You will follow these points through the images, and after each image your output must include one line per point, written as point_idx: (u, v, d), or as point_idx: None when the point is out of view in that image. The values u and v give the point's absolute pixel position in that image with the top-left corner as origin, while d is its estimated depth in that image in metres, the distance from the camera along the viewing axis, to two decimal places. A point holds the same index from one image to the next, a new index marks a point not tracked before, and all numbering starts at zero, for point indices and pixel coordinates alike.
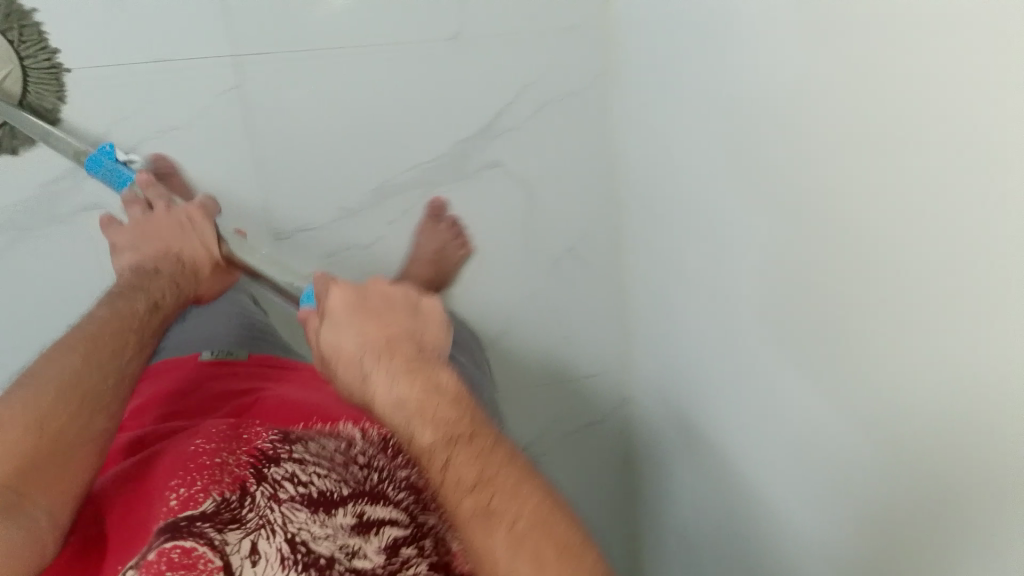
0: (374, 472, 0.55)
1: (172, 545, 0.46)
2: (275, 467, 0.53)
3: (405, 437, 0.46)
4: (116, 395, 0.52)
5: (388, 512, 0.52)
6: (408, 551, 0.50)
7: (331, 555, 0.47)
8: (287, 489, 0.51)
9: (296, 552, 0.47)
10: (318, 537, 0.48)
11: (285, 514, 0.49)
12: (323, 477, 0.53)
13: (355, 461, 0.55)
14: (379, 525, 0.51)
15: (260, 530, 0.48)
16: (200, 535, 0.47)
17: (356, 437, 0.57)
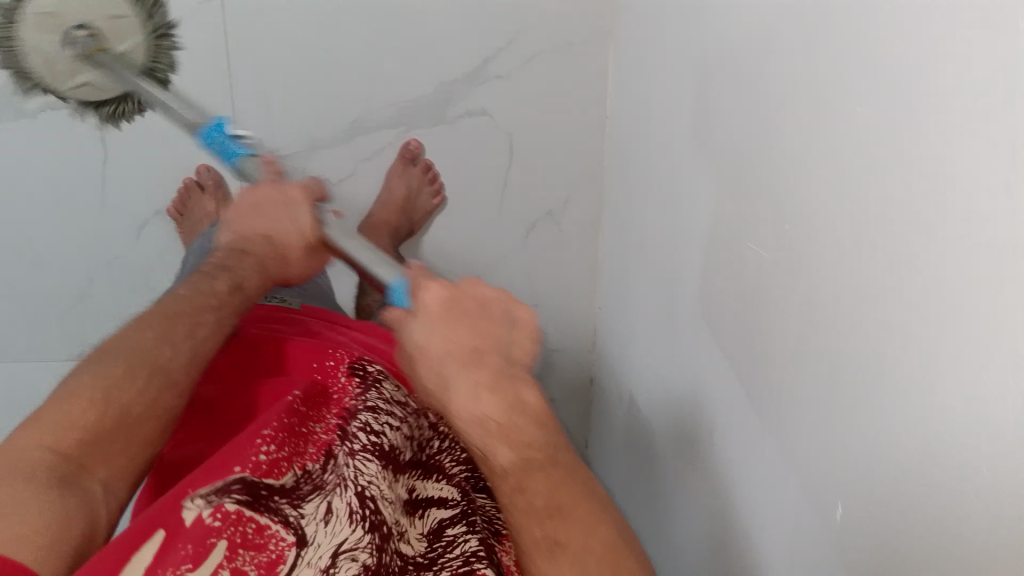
0: (433, 440, 0.57)
1: (248, 516, 0.43)
2: (355, 419, 0.52)
3: (418, 363, 0.43)
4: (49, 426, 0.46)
5: (439, 490, 0.54)
6: (452, 532, 0.52)
7: (394, 515, 0.47)
8: (361, 440, 0.50)
9: (365, 508, 0.46)
10: (384, 495, 0.48)
11: (357, 467, 0.48)
12: (394, 429, 0.52)
13: (424, 417, 0.57)
14: (425, 506, 0.53)
15: (338, 488, 0.47)
16: (277, 513, 0.44)
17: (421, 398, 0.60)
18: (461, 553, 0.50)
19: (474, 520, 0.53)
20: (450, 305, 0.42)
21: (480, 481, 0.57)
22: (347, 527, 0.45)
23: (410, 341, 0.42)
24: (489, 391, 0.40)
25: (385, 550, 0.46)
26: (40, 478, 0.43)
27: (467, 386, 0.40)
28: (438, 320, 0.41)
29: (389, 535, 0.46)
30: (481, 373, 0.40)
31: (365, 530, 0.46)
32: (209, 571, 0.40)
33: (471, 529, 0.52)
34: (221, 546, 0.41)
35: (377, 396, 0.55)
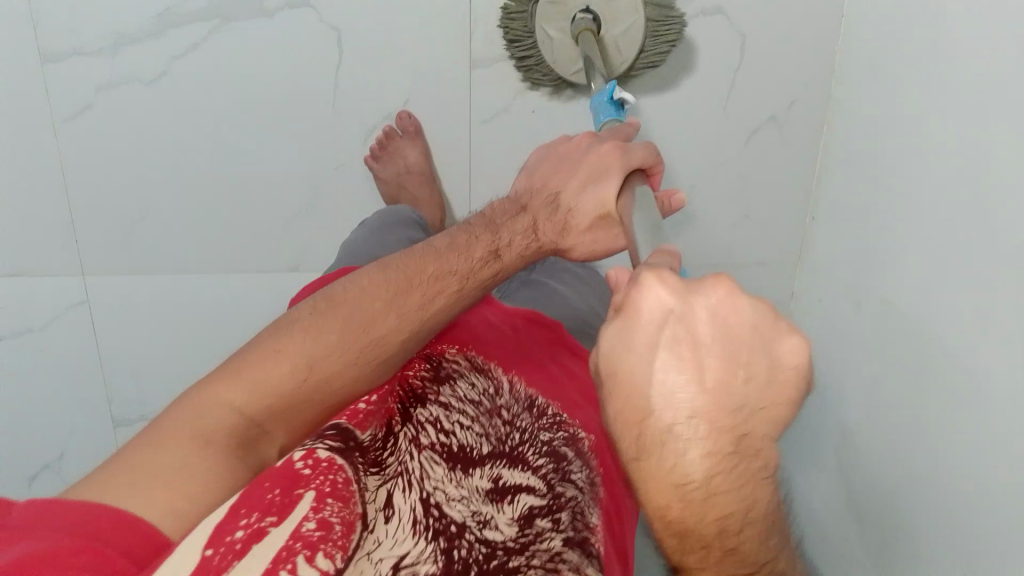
0: (516, 432, 0.49)
1: (326, 457, 0.41)
2: (421, 407, 0.48)
3: (626, 391, 0.36)
4: (295, 344, 0.47)
5: (525, 480, 0.46)
6: (540, 523, 0.44)
7: (463, 521, 0.42)
8: (429, 435, 0.47)
9: (430, 515, 0.42)
10: (453, 500, 0.43)
11: (423, 465, 0.45)
12: (467, 425, 0.48)
13: (501, 414, 0.50)
14: (514, 491, 0.45)
15: (398, 479, 0.44)
16: (352, 468, 0.42)
17: (505, 387, 0.52)
18: (549, 549, 0.42)
19: (562, 518, 0.44)
20: (700, 317, 0.35)
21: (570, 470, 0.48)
22: (410, 538, 0.41)
23: (633, 361, 0.35)
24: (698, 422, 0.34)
25: (454, 558, 0.41)
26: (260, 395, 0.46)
27: (663, 387, 0.34)
28: (694, 340, 0.34)
29: (459, 544, 0.41)
30: (703, 393, 0.34)
31: (429, 539, 0.41)
32: (291, 525, 0.37)
33: (557, 526, 0.44)
34: (307, 497, 0.39)
35: (450, 394, 0.50)
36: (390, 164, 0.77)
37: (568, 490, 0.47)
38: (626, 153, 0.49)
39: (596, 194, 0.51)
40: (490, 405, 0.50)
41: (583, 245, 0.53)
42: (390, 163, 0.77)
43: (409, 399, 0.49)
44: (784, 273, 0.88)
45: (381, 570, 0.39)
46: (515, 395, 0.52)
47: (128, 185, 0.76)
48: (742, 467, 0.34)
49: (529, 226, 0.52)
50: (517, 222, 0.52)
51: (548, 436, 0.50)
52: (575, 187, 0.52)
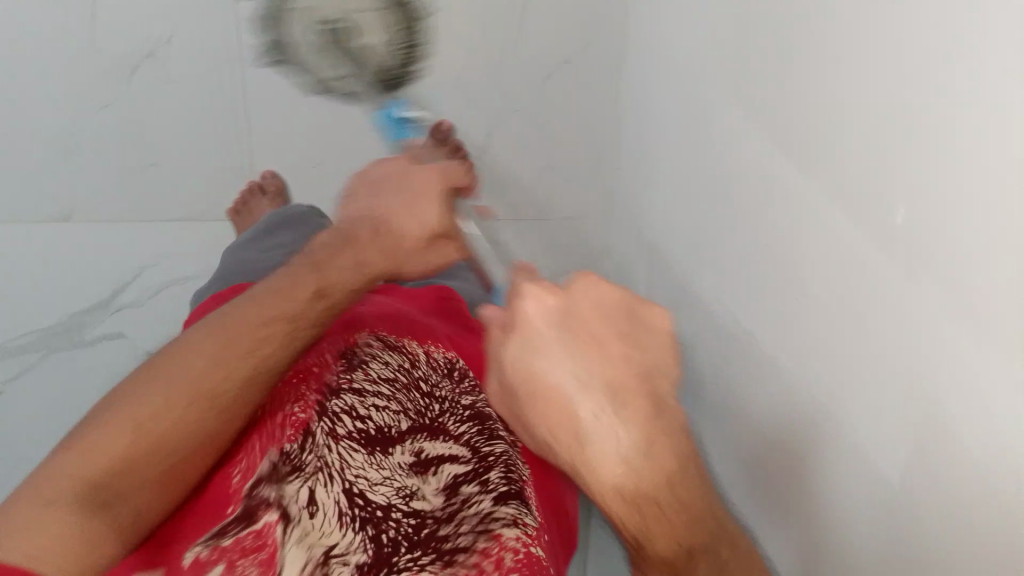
0: (436, 403, 0.53)
1: (245, 528, 0.42)
2: (335, 398, 0.48)
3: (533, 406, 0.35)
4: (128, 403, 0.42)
5: (448, 449, 0.50)
6: (468, 489, 0.47)
7: (388, 503, 0.45)
8: (346, 425, 0.47)
9: (355, 504, 0.44)
10: (375, 484, 0.45)
11: (342, 456, 0.46)
12: (383, 406, 0.49)
13: (417, 387, 0.53)
14: (437, 463, 0.49)
15: (318, 475, 0.44)
16: (257, 500, 0.42)
17: (420, 359, 0.55)
18: (479, 511, 0.46)
19: (490, 477, 0.48)
20: (584, 311, 0.35)
21: (491, 434, 0.51)
22: (337, 530, 0.43)
23: (535, 365, 0.35)
24: (608, 398, 0.33)
25: (383, 541, 0.43)
26: (123, 454, 0.40)
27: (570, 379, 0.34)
28: (594, 335, 0.35)
29: (386, 527, 0.44)
30: (602, 378, 0.34)
31: (356, 529, 0.43)
32: None
33: (485, 488, 0.47)
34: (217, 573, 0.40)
35: (363, 377, 0.51)
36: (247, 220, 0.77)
37: (496, 447, 0.51)
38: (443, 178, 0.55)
39: (419, 218, 0.54)
40: (405, 379, 0.53)
41: (419, 265, 0.56)
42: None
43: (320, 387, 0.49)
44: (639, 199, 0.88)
45: (312, 554, 0.42)
46: (431, 374, 0.55)
47: None
48: (662, 420, 0.34)
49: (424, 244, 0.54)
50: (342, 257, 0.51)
51: (469, 400, 0.54)
52: (404, 208, 0.54)
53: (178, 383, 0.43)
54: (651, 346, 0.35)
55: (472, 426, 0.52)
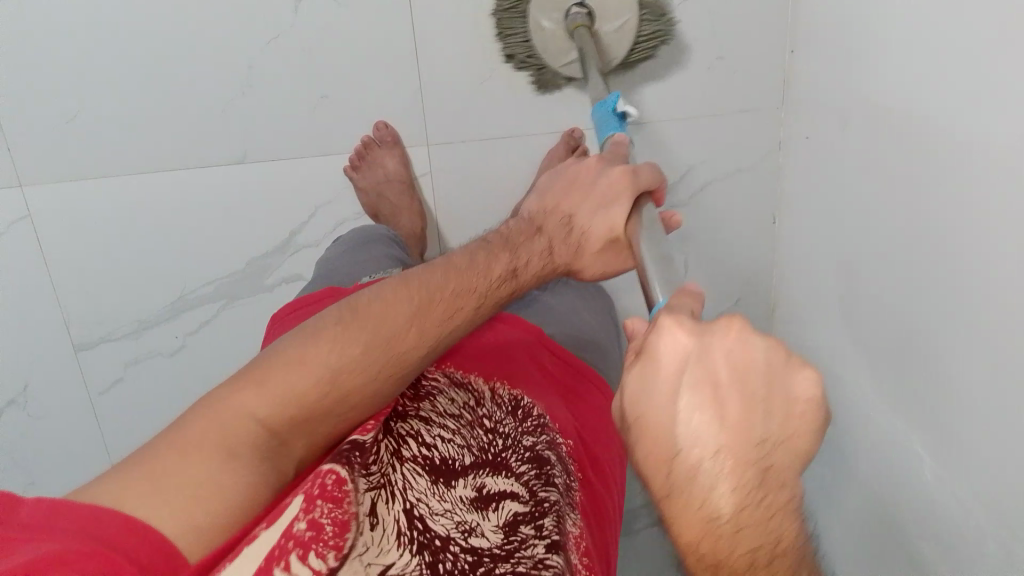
0: (499, 440, 0.56)
1: (327, 472, 0.44)
2: (402, 423, 0.54)
3: (638, 441, 0.35)
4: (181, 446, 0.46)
5: (509, 486, 0.51)
6: (526, 529, 0.48)
7: (447, 535, 0.46)
8: (412, 449, 0.51)
9: (413, 529, 0.46)
10: (436, 514, 0.47)
11: (405, 477, 0.49)
12: (446, 440, 0.53)
13: (482, 423, 0.57)
14: (498, 499, 0.50)
15: (381, 490, 0.47)
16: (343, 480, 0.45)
17: (486, 396, 0.60)
18: (532, 556, 0.46)
19: (545, 523, 0.49)
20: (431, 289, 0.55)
21: (549, 481, 0.53)
22: (394, 547, 0.44)
23: (644, 415, 0.35)
24: (716, 453, 0.33)
25: (440, 569, 0.44)
26: (207, 450, 0.46)
27: (688, 431, 0.33)
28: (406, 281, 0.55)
29: (443, 557, 0.45)
30: (718, 435, 0.33)
31: (413, 552, 0.45)
32: (282, 527, 0.40)
33: (541, 533, 0.48)
34: (295, 505, 0.42)
35: (430, 409, 0.56)
36: (369, 174, 0.89)
37: (551, 494, 0.52)
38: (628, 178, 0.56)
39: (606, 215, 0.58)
40: (470, 417, 0.57)
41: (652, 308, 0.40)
42: (370, 172, 0.89)
43: (392, 418, 0.54)
44: (771, 121, 0.94)
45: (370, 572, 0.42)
46: (496, 411, 0.58)
47: (115, 216, 0.88)
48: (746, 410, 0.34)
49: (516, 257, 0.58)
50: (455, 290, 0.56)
51: (531, 440, 0.56)
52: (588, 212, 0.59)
53: (242, 416, 0.48)
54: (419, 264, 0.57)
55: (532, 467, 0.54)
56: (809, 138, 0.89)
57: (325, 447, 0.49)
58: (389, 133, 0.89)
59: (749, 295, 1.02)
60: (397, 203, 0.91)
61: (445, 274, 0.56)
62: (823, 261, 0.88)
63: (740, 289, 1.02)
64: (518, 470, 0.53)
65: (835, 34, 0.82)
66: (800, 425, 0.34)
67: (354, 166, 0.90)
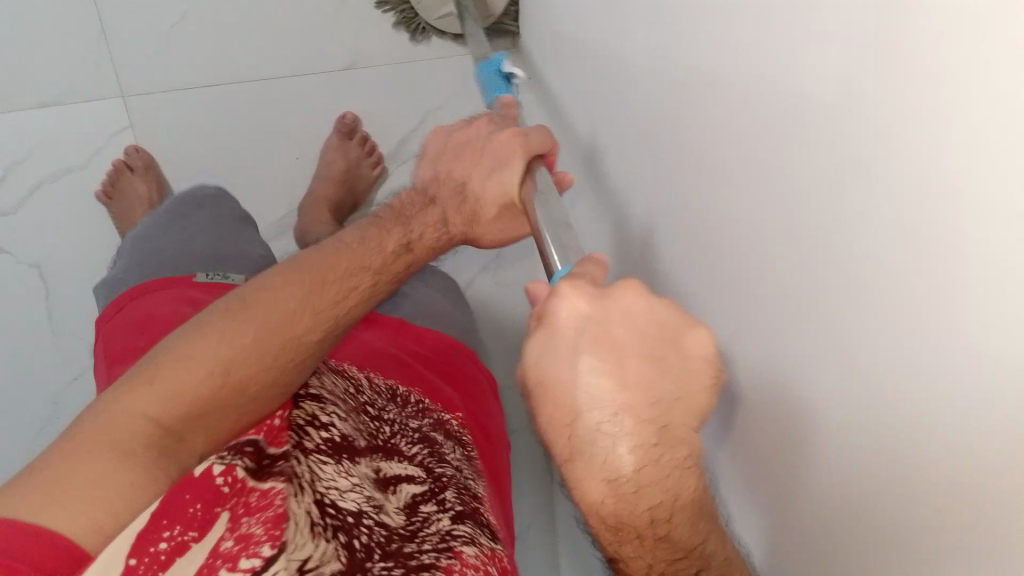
0: (386, 426, 0.58)
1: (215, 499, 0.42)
2: (297, 410, 0.52)
3: (541, 407, 0.38)
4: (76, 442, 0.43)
5: (403, 469, 0.54)
6: (427, 508, 0.51)
7: (359, 511, 0.47)
8: (313, 438, 0.50)
9: (327, 511, 0.45)
10: (345, 492, 0.47)
11: (311, 469, 0.48)
12: (342, 420, 0.53)
13: (366, 410, 0.57)
14: (395, 482, 0.52)
15: (290, 482, 0.45)
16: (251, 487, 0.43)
17: (365, 383, 0.61)
18: (438, 530, 0.49)
19: (443, 498, 0.52)
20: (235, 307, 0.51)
21: (440, 457, 0.57)
22: (308, 542, 0.43)
23: (552, 374, 0.37)
24: (630, 411, 0.36)
25: (356, 548, 0.44)
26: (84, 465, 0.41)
27: (591, 393, 0.36)
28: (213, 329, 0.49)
29: (358, 533, 0.45)
30: (618, 395, 0.36)
31: (328, 538, 0.44)
32: None
33: (444, 508, 0.51)
34: None
35: (318, 387, 0.55)
36: (120, 200, 0.89)
37: (445, 469, 0.56)
38: (524, 138, 0.55)
39: (502, 179, 0.57)
40: (356, 402, 0.57)
41: (490, 232, 0.61)
42: (120, 197, 0.89)
43: (283, 405, 0.52)
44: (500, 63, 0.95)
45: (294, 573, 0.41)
46: (378, 398, 0.60)
47: None
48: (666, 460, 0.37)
49: (439, 219, 0.59)
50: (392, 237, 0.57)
51: (416, 424, 0.59)
52: (484, 179, 0.58)
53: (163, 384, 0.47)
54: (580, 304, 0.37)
55: (421, 449, 0.57)
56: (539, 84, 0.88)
57: (226, 458, 0.45)
58: (139, 158, 0.90)
59: None
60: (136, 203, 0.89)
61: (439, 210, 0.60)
62: None
63: None
64: (409, 453, 0.56)
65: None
66: (690, 378, 0.38)
67: (105, 192, 0.90)
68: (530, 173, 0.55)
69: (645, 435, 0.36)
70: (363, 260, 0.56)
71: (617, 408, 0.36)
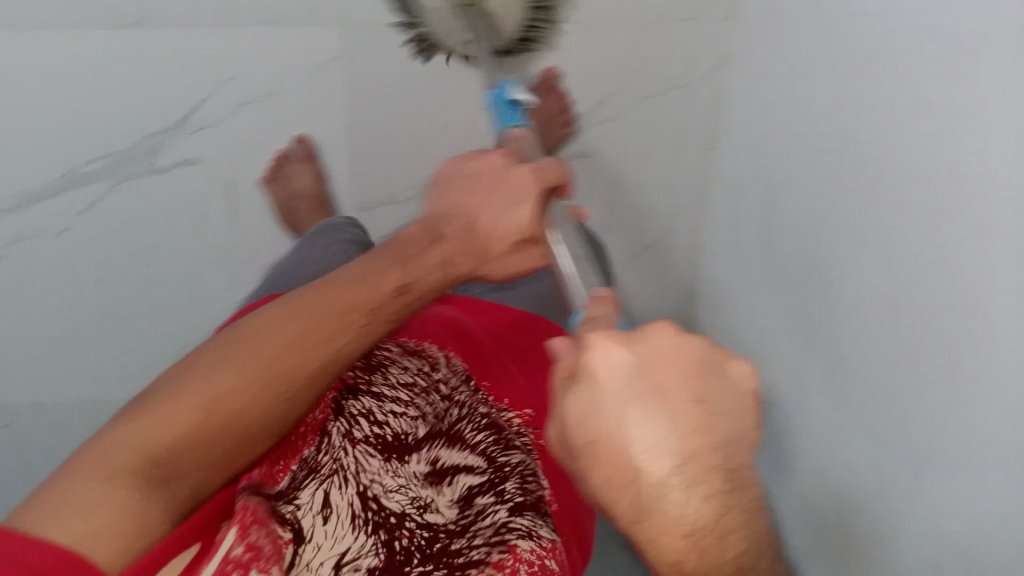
0: (454, 408, 0.56)
1: (245, 506, 0.43)
2: (354, 401, 0.52)
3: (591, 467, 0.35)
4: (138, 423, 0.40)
5: (464, 458, 0.52)
6: (483, 499, 0.50)
7: (402, 512, 0.48)
8: (362, 428, 0.50)
9: (368, 511, 0.47)
10: (390, 491, 0.48)
11: (358, 460, 0.49)
12: (400, 414, 0.52)
13: (436, 390, 0.56)
14: (453, 472, 0.51)
15: (334, 477, 0.48)
16: (279, 515, 0.45)
17: (440, 362, 0.58)
18: (493, 522, 0.48)
19: (505, 487, 0.51)
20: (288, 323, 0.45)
21: (507, 443, 0.54)
22: (349, 532, 0.46)
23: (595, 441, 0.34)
24: (679, 465, 0.33)
25: (396, 548, 0.46)
26: (119, 463, 0.39)
27: (644, 444, 0.33)
28: (235, 355, 0.43)
29: (399, 534, 0.47)
30: (672, 444, 0.33)
31: (369, 533, 0.46)
32: (220, 555, 0.40)
33: (501, 499, 0.50)
34: (230, 537, 0.41)
35: (382, 381, 0.54)
36: None
37: (511, 459, 0.53)
38: (540, 174, 0.48)
39: (515, 214, 0.49)
40: (425, 383, 0.56)
41: (501, 267, 0.53)
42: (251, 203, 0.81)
43: (342, 395, 0.52)
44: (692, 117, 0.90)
45: None
46: (450, 376, 0.58)
47: None
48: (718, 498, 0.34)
49: (440, 261, 0.49)
50: (430, 253, 0.49)
51: (486, 408, 0.57)
52: (495, 213, 0.50)
53: (229, 386, 0.43)
54: (688, 356, 0.35)
55: (491, 431, 0.55)
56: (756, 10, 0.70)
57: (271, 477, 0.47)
58: None
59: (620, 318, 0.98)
60: None
61: (454, 235, 0.50)
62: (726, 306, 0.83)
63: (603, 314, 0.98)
64: (475, 438, 0.53)
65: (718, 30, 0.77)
66: (744, 409, 0.36)
67: None
68: (544, 211, 0.49)
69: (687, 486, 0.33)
70: (464, 252, 0.50)
71: (659, 464, 0.33)
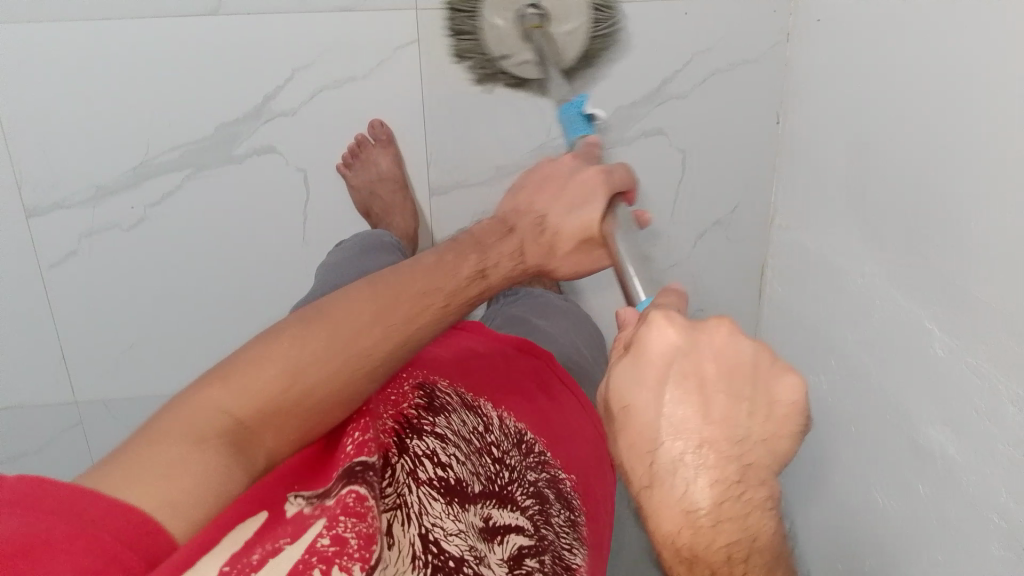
0: (505, 470, 0.58)
1: (346, 492, 0.46)
2: (418, 438, 0.55)
3: (620, 429, 0.39)
4: (278, 360, 0.49)
5: (513, 520, 0.55)
6: (531, 563, 0.53)
7: (461, 558, 0.49)
8: (427, 468, 0.53)
9: (428, 552, 0.48)
10: (450, 535, 0.50)
11: (421, 500, 0.51)
12: (461, 461, 0.55)
13: (489, 451, 0.58)
14: (502, 532, 0.53)
15: (397, 511, 0.49)
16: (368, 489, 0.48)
17: (494, 423, 0.61)
18: None
19: (545, 559, 0.54)
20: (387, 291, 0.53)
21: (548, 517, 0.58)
22: (409, 572, 0.47)
23: (633, 407, 0.38)
24: (694, 445, 0.36)
25: None
26: (243, 404, 0.48)
27: (672, 421, 0.37)
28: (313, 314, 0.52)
29: None
30: (698, 431, 0.36)
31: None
32: (311, 542, 0.44)
33: (544, 568, 0.53)
34: (318, 525, 0.45)
35: (444, 422, 0.57)
36: (364, 172, 0.82)
37: (550, 533, 0.57)
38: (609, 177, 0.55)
39: (580, 214, 0.56)
40: (480, 442, 0.59)
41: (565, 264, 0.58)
42: (364, 170, 0.81)
43: (406, 431, 0.55)
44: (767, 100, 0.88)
45: None
46: (502, 440, 0.61)
47: (79, 275, 0.83)
48: (746, 493, 0.37)
49: (516, 249, 0.57)
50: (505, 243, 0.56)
51: (533, 475, 0.60)
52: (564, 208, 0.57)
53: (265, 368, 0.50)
54: (764, 416, 0.37)
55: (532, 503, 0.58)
56: (820, 23, 0.81)
57: (353, 436, 0.51)
58: (383, 132, 0.81)
59: (721, 311, 0.97)
60: (389, 202, 0.84)
61: (525, 230, 0.57)
62: (846, 323, 0.79)
63: (699, 310, 0.97)
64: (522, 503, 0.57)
65: (872, 34, 0.73)
66: (771, 425, 0.37)
67: (347, 162, 0.82)
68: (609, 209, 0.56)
69: (773, 466, 0.37)
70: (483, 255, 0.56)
71: (689, 433, 0.36)
